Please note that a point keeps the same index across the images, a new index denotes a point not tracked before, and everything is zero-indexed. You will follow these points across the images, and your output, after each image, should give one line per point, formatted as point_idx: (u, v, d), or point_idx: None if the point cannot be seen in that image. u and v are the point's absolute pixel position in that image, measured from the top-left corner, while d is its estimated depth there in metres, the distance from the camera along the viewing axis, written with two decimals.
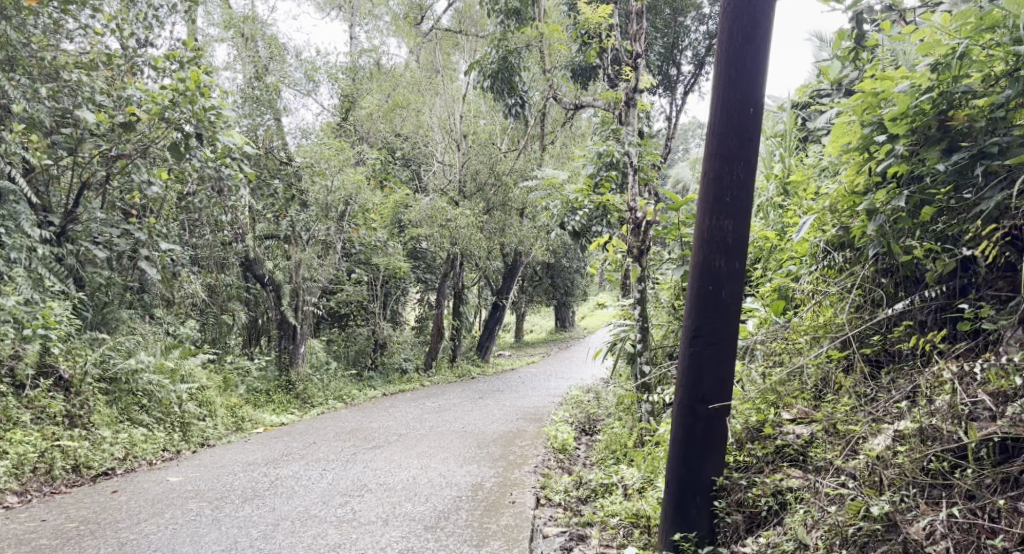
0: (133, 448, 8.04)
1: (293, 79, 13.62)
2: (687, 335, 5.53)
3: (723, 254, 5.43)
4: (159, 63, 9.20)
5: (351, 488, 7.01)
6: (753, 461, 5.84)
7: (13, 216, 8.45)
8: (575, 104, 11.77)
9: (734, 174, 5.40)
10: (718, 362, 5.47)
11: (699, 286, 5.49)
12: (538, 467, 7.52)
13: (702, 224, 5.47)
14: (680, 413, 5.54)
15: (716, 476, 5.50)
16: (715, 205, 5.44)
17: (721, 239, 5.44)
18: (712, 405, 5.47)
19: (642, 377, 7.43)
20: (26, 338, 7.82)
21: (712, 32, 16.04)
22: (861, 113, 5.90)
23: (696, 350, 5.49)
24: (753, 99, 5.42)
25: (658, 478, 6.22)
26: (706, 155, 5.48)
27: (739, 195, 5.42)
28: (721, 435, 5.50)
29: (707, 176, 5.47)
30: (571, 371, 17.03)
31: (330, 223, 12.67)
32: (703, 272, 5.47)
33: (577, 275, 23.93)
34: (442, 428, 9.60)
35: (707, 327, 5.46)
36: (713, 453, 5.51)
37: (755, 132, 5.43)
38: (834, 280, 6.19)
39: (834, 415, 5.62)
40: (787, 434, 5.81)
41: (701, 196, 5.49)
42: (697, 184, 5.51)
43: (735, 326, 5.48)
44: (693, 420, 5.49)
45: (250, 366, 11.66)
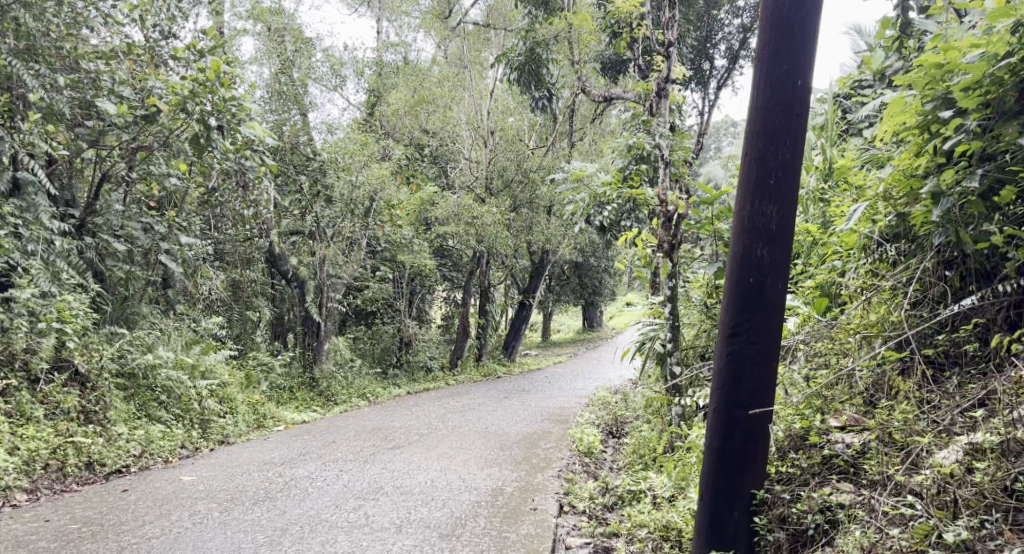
0: (149, 446, 7.87)
1: (319, 74, 13.60)
2: (726, 329, 5.22)
3: (766, 243, 5.11)
4: (180, 54, 9.01)
5: (365, 491, 6.79)
6: (797, 473, 5.43)
7: (31, 207, 8.32)
8: (604, 97, 11.54)
9: (779, 156, 5.09)
10: (759, 359, 5.15)
11: (740, 277, 5.17)
12: (562, 472, 7.24)
13: (743, 211, 5.16)
14: (717, 415, 5.23)
15: (755, 487, 5.20)
16: (757, 190, 5.12)
17: (763, 227, 5.12)
18: (752, 407, 5.15)
19: (673, 378, 7.11)
20: (41, 332, 7.68)
21: (746, 25, 15.81)
22: (922, 89, 5.60)
23: (736, 344, 5.17)
24: (800, 74, 5.10)
25: (691, 486, 5.89)
26: (748, 135, 5.16)
27: (783, 180, 5.10)
28: (762, 440, 5.19)
29: (749, 157, 5.16)
30: (599, 371, 16.76)
31: (357, 220, 12.39)
32: (744, 261, 5.15)
33: (606, 275, 23.64)
34: (465, 429, 9.35)
35: (748, 322, 5.14)
36: (751, 461, 5.20)
37: (801, 110, 5.10)
38: (887, 274, 5.85)
39: (889, 423, 5.28)
40: (835, 443, 5.52)
41: (741, 180, 5.18)
42: (738, 168, 5.20)
43: (779, 321, 5.15)
44: (732, 423, 5.18)
45: (273, 363, 11.50)
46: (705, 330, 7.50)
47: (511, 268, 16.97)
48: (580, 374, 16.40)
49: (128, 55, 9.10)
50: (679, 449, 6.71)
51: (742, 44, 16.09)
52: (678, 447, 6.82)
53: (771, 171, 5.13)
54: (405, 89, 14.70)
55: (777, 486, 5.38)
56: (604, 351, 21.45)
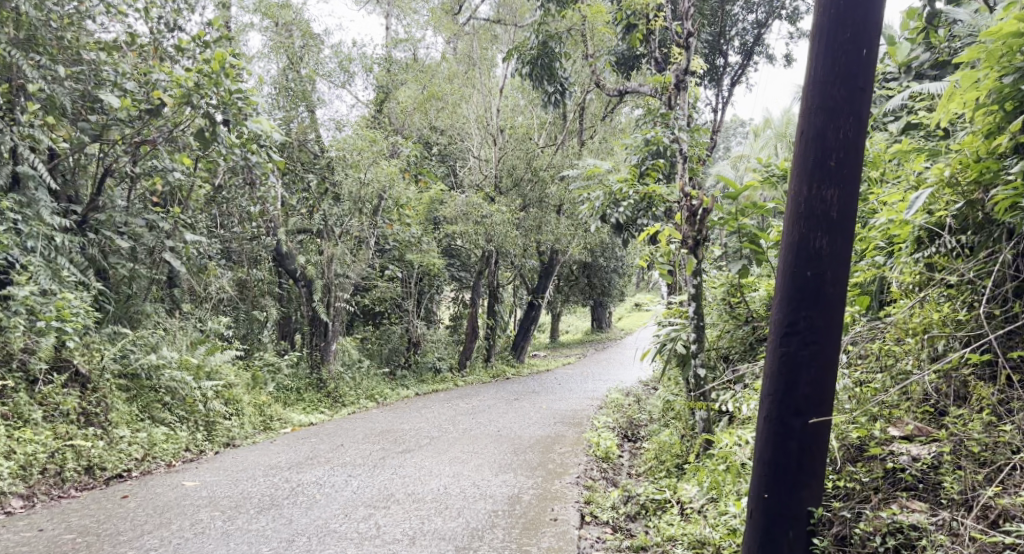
0: (152, 449, 7.63)
1: (327, 70, 13.32)
2: (778, 330, 4.68)
3: (826, 232, 4.58)
4: (185, 45, 8.78)
5: (376, 498, 6.53)
6: (858, 488, 5.23)
7: (31, 201, 8.11)
8: (618, 91, 11.29)
9: (841, 134, 4.56)
10: (817, 362, 4.61)
11: (796, 270, 4.63)
12: (581, 478, 6.97)
13: (799, 197, 4.63)
14: (768, 426, 4.69)
15: (813, 505, 4.68)
16: (815, 172, 4.59)
17: (823, 213, 4.59)
18: (809, 416, 4.62)
19: (697, 381, 6.81)
20: (39, 331, 7.44)
21: (761, 22, 15.57)
22: (995, 63, 5.16)
23: (791, 345, 4.63)
24: (865, 44, 4.57)
25: (724, 497, 5.60)
26: (804, 110, 4.64)
27: (845, 162, 4.57)
28: (820, 453, 4.66)
29: (806, 136, 4.63)
30: (611, 373, 16.47)
31: (364, 218, 12.14)
32: (800, 253, 4.62)
33: (615, 275, 23.31)
34: (476, 432, 9.08)
35: (805, 320, 4.61)
36: (808, 477, 4.67)
37: (865, 83, 4.58)
38: (953, 268, 5.49)
39: (963, 436, 5.09)
40: (899, 455, 5.28)
41: (797, 161, 4.65)
42: (793, 147, 4.67)
43: (839, 320, 4.62)
44: (786, 434, 4.64)
45: (280, 363, 11.27)
46: (729, 331, 7.37)
47: (521, 268, 16.70)
48: (590, 375, 16.10)
49: (131, 46, 8.87)
50: (706, 456, 6.43)
51: (756, 41, 15.85)
52: (704, 454, 6.54)
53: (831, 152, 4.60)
54: (415, 86, 14.45)
55: (837, 502, 5.20)
56: (615, 352, 21.15)
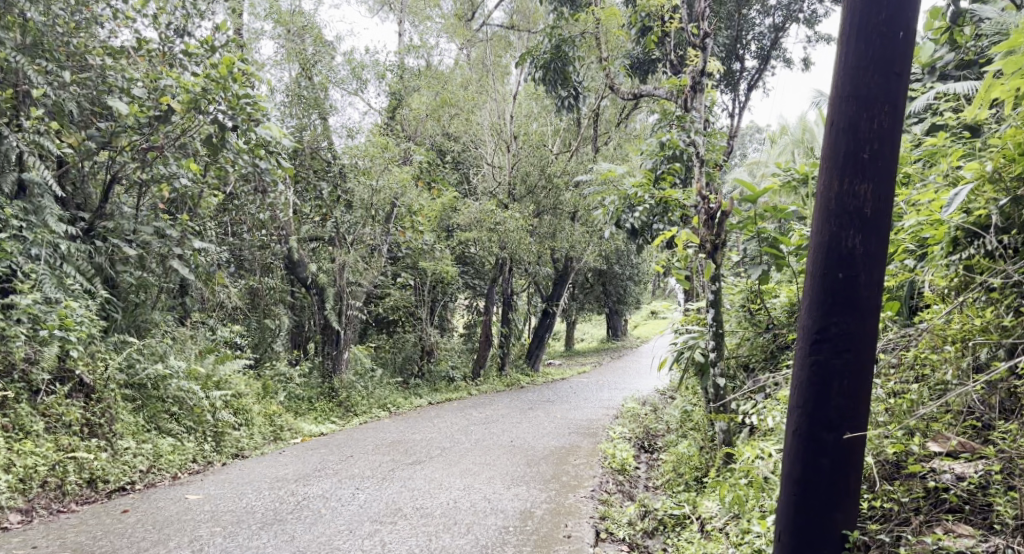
0: (158, 461, 7.48)
1: (339, 77, 13.13)
2: (807, 337, 4.30)
3: (859, 230, 4.21)
4: (192, 50, 8.64)
5: (383, 513, 6.34)
6: (897, 509, 5.12)
7: (37, 210, 7.90)
8: (633, 95, 11.08)
9: (876, 123, 4.21)
10: (850, 373, 4.23)
11: (827, 272, 4.25)
12: (596, 492, 6.76)
13: (829, 192, 4.26)
14: (797, 442, 4.30)
15: (847, 530, 4.27)
16: (846, 164, 4.23)
17: (856, 209, 4.22)
18: (842, 431, 4.24)
19: (716, 391, 6.58)
20: (42, 340, 7.29)
21: (778, 25, 15.36)
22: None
23: (821, 353, 4.25)
24: (903, 26, 4.22)
25: (747, 514, 5.38)
26: (834, 98, 4.28)
27: (880, 154, 4.21)
28: (854, 473, 4.27)
29: (836, 125, 4.27)
30: (627, 382, 16.22)
31: (377, 225, 11.99)
32: (830, 253, 4.24)
33: (631, 283, 23.02)
34: (489, 443, 8.87)
35: (836, 326, 4.23)
36: (842, 498, 4.27)
37: (902, 69, 4.22)
38: (994, 271, 5.22)
39: (1011, 455, 4.84)
40: (942, 474, 5.09)
41: (826, 153, 4.28)
42: (821, 139, 4.31)
43: (874, 327, 4.24)
44: (817, 452, 4.26)
45: (291, 373, 11.11)
46: (750, 337, 7.21)
47: (535, 276, 16.50)
48: (606, 384, 15.89)
49: (138, 51, 8.75)
50: (727, 470, 6.22)
51: (773, 45, 15.65)
52: (724, 468, 6.34)
53: (863, 144, 4.24)
54: (428, 92, 14.25)
55: (874, 524, 5.12)
56: (631, 360, 20.87)
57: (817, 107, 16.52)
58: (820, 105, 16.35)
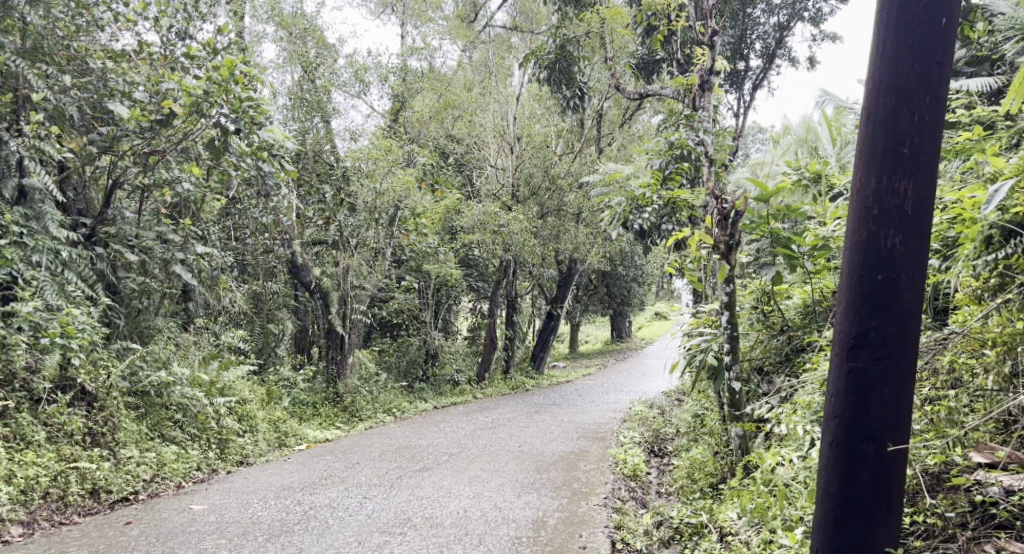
0: (162, 469, 7.37)
1: (342, 79, 13.05)
2: (843, 343, 4.11)
3: (899, 229, 4.01)
4: (193, 52, 8.52)
5: (392, 523, 6.22)
6: (942, 523, 4.97)
7: (38, 215, 7.80)
8: (638, 94, 10.96)
9: (916, 116, 4.00)
10: (891, 379, 4.03)
11: (865, 273, 4.05)
12: (609, 499, 6.63)
13: (866, 189, 4.06)
14: (834, 453, 4.11)
15: (889, 544, 4.08)
16: (885, 160, 4.03)
17: (895, 207, 4.02)
18: (883, 440, 4.04)
19: (733, 396, 6.45)
20: (43, 348, 7.18)
21: (783, 24, 15.24)
22: None
23: (859, 359, 4.06)
24: (943, 15, 4.01)
25: (770, 524, 5.24)
26: (871, 91, 4.08)
27: (921, 149, 4.00)
28: (895, 484, 4.07)
29: (873, 119, 4.07)
30: (634, 384, 16.08)
31: (381, 229, 11.87)
32: (868, 254, 4.05)
33: (635, 284, 22.89)
34: (497, 448, 8.74)
35: (875, 330, 4.03)
36: (883, 511, 4.08)
37: (943, 58, 4.01)
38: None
39: None
40: (990, 487, 4.93)
41: (863, 148, 4.09)
42: (858, 134, 4.11)
43: (916, 331, 4.04)
44: (856, 463, 4.07)
45: (296, 378, 11.01)
46: (763, 340, 7.24)
47: (540, 278, 16.38)
48: (612, 386, 15.77)
49: (139, 53, 8.64)
50: (745, 478, 6.09)
51: (777, 43, 15.54)
52: (741, 475, 6.21)
53: (902, 139, 4.04)
54: (431, 94, 14.52)
55: (920, 541, 4.97)
56: (636, 362, 20.75)
57: (823, 106, 16.41)
58: (826, 104, 16.23)
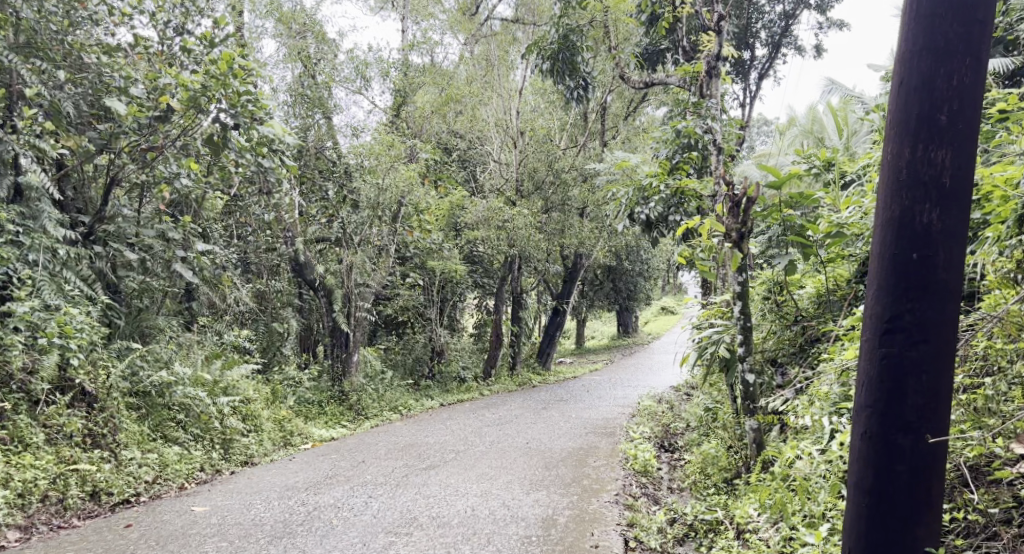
0: (164, 471, 7.25)
1: (343, 74, 12.87)
2: (876, 327, 3.89)
3: (936, 204, 3.80)
4: (190, 45, 8.35)
5: (399, 523, 6.08)
6: (983, 521, 4.84)
7: (35, 215, 7.66)
8: (644, 83, 10.77)
9: (954, 80, 3.79)
10: (929, 364, 3.81)
11: (900, 251, 3.83)
12: (620, 496, 6.49)
13: (900, 161, 3.85)
14: (869, 446, 3.88)
15: (929, 544, 3.84)
16: (920, 129, 3.81)
17: (932, 179, 3.80)
18: (920, 431, 3.82)
19: (747, 388, 6.21)
20: (41, 349, 7.03)
21: (788, 13, 15.08)
22: None
23: (893, 343, 3.84)
24: None
25: (790, 517, 5.09)
26: (904, 56, 3.87)
27: (958, 116, 3.79)
28: (935, 479, 3.84)
29: (907, 85, 3.85)
30: (641, 379, 15.92)
31: (384, 225, 11.72)
32: (903, 231, 3.83)
33: (641, 278, 22.70)
34: (505, 445, 8.61)
35: (912, 312, 3.81)
36: (922, 508, 3.84)
37: (982, 18, 3.79)
38: None
39: None
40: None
41: (896, 117, 3.87)
42: (890, 102, 3.89)
43: (954, 313, 3.82)
44: (893, 455, 3.84)
45: (301, 377, 10.88)
46: (775, 331, 7.25)
47: (545, 273, 16.21)
48: (619, 381, 15.61)
49: (134, 48, 8.47)
50: (761, 474, 5.95)
51: (783, 32, 15.36)
52: (757, 470, 6.07)
53: (939, 106, 3.82)
54: (433, 88, 13.56)
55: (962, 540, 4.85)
56: (644, 357, 20.60)
57: (829, 95, 16.22)
58: (832, 93, 16.05)
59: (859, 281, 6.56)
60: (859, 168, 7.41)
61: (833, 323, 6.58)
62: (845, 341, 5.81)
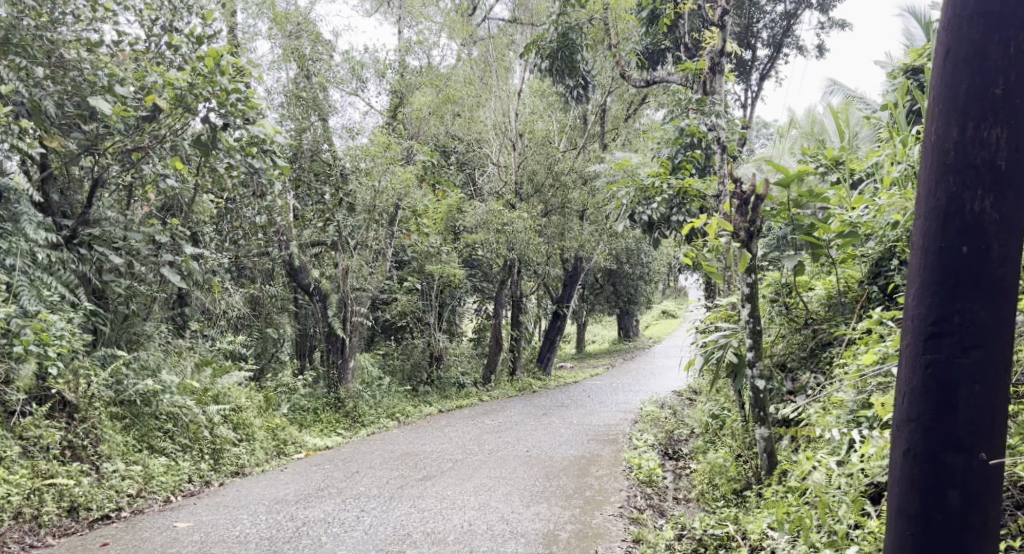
0: (149, 483, 6.99)
1: (338, 76, 12.33)
2: (920, 331, 3.46)
3: (988, 190, 3.37)
4: (176, 43, 8.08)
5: (392, 539, 5.81)
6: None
7: (15, 217, 7.37)
8: (646, 81, 10.53)
9: (1009, 50, 3.37)
10: (981, 371, 3.39)
11: (948, 245, 3.40)
12: (624, 509, 6.22)
13: (947, 142, 3.42)
14: (913, 466, 3.45)
15: None
16: (970, 106, 3.39)
17: (984, 162, 3.38)
18: (973, 449, 3.39)
19: (757, 396, 5.92)
20: (18, 357, 6.77)
21: (790, 12, 14.85)
22: None
23: (941, 347, 3.41)
24: None
25: (808, 534, 4.82)
26: (952, 23, 3.45)
27: (1014, 91, 3.37)
28: (990, 504, 3.41)
29: (955, 56, 3.43)
30: (643, 384, 15.61)
31: (382, 229, 11.42)
32: (950, 220, 3.41)
33: (642, 282, 22.42)
34: (504, 453, 8.33)
35: (962, 313, 3.38)
36: (976, 537, 3.40)
37: None
38: None
39: None
40: None
41: (942, 93, 3.45)
42: (935, 75, 3.46)
43: (1009, 315, 3.39)
44: (942, 477, 3.40)
45: (296, 383, 10.61)
46: (785, 335, 6.99)
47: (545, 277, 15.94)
48: (621, 386, 15.29)
49: (119, 45, 8.21)
50: (776, 487, 5.66)
51: (785, 32, 15.08)
52: (770, 483, 5.80)
53: (991, 81, 3.40)
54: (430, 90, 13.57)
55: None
56: (646, 361, 20.29)
57: (831, 97, 16.00)
58: (833, 94, 15.82)
59: (871, 282, 6.42)
60: (867, 166, 7.18)
61: (847, 327, 6.33)
62: (862, 346, 5.61)
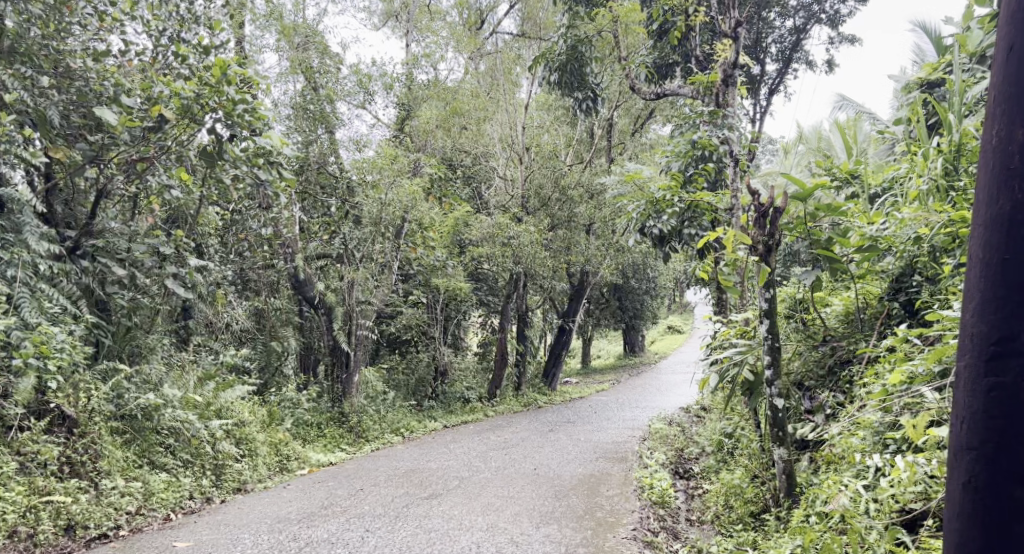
0: (149, 500, 6.86)
1: (346, 89, 12.08)
2: (982, 348, 3.44)
3: None
4: (182, 52, 7.97)
5: None
6: None
7: (17, 228, 7.20)
8: (655, 92, 10.39)
9: None
10: None
11: (1011, 255, 3.40)
12: (637, 532, 6.07)
13: (1010, 147, 3.43)
14: (978, 490, 3.42)
15: None
16: None
17: None
18: None
19: (776, 415, 5.77)
20: (17, 370, 6.64)
21: (800, 27, 14.72)
22: None
23: (1004, 363, 3.40)
24: None
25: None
26: (1010, 23, 3.46)
27: None
28: None
29: (1015, 58, 3.44)
30: (648, 399, 15.41)
31: (388, 242, 11.28)
32: (1013, 230, 3.40)
33: (648, 297, 22.22)
34: (511, 471, 8.14)
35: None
36: None
37: None
38: None
39: None
40: None
41: (1003, 97, 3.45)
42: (994, 76, 3.46)
43: None
44: (1006, 501, 3.40)
45: (300, 398, 10.44)
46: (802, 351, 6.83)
47: (552, 292, 15.77)
48: (628, 402, 15.09)
49: (124, 54, 8.10)
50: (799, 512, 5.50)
51: (794, 47, 15.02)
52: (793, 510, 5.64)
53: None
54: (437, 102, 13.23)
55: None
56: (652, 377, 20.07)
57: (840, 112, 15.84)
58: (843, 109, 15.67)
59: (892, 298, 6.35)
60: (885, 180, 7.02)
61: (868, 345, 6.17)
62: (886, 365, 5.49)
